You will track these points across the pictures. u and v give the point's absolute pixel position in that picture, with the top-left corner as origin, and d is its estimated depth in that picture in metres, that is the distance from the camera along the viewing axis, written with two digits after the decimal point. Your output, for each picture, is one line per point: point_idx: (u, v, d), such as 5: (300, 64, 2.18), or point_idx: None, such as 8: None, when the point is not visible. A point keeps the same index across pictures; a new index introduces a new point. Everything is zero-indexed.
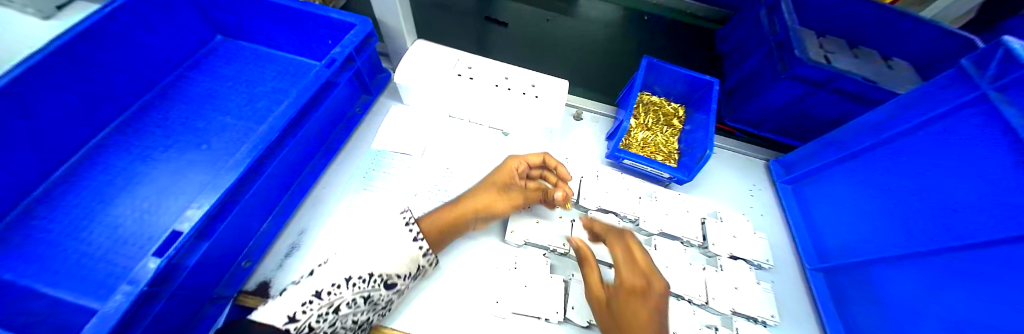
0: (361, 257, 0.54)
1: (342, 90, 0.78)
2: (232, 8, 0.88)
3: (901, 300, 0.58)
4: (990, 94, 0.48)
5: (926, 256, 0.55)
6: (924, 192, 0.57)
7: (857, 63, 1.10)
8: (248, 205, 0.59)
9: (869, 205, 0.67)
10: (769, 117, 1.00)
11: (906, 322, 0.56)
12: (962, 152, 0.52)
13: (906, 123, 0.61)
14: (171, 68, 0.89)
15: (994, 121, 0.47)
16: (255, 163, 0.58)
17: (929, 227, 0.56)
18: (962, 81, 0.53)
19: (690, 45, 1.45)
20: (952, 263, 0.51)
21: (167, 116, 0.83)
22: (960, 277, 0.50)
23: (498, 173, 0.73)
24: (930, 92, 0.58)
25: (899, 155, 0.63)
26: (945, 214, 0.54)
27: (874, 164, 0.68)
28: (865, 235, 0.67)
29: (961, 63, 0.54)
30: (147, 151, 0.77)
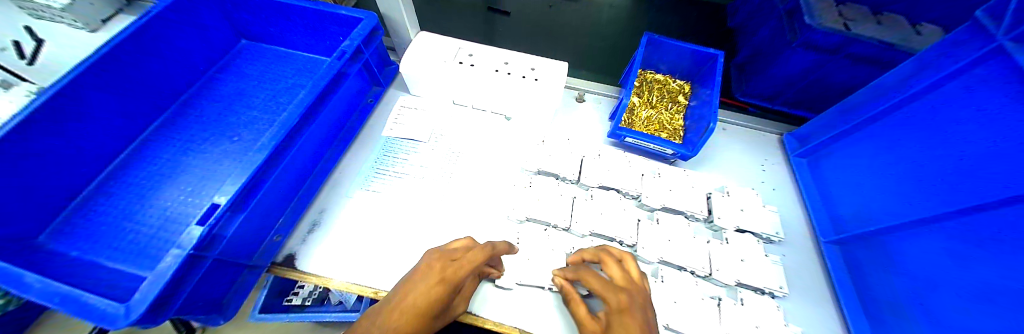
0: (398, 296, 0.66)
1: (353, 81, 0.83)
2: (255, 12, 0.96)
3: (924, 268, 0.55)
4: (1004, 46, 0.46)
5: (947, 219, 0.52)
6: (946, 155, 0.54)
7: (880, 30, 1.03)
8: (276, 184, 0.66)
9: (893, 170, 0.64)
10: (781, 91, 0.96)
11: (928, 289, 0.54)
12: (983, 109, 0.49)
13: (927, 80, 0.58)
14: (204, 70, 0.99)
15: (1015, 71, 0.45)
16: (280, 145, 0.64)
17: (949, 191, 0.53)
18: (982, 33, 0.51)
19: (699, 22, 1.41)
20: (972, 223, 0.49)
21: (201, 113, 0.93)
22: (987, 243, 0.46)
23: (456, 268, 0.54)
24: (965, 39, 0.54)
25: (925, 115, 0.59)
26: (966, 177, 0.51)
27: (899, 127, 0.64)
28: (885, 204, 0.64)
29: (975, 15, 0.53)
30: (186, 144, 0.86)
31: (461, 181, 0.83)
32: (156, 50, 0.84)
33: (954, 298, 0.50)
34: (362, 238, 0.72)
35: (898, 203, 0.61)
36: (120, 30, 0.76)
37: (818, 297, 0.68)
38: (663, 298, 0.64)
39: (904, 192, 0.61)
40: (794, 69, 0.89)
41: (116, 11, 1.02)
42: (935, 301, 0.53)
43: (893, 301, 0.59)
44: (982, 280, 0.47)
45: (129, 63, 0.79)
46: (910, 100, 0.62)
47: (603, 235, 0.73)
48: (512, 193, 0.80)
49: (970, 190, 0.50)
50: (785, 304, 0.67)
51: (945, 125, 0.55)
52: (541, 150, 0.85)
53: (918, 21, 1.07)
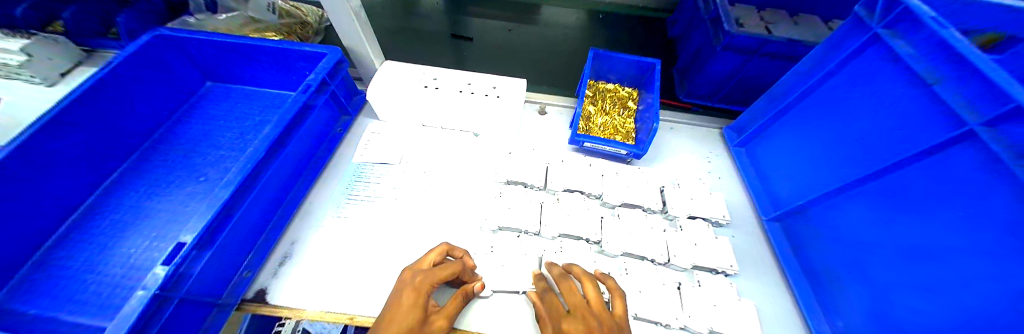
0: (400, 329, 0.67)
1: (320, 112, 0.86)
2: (219, 53, 0.98)
3: (853, 231, 0.63)
4: (881, 33, 0.58)
5: (863, 184, 0.61)
6: (853, 130, 0.64)
7: (795, 28, 1.24)
8: (243, 218, 0.66)
9: (812, 150, 0.73)
10: (717, 89, 1.08)
11: (858, 248, 0.61)
12: (876, 88, 0.60)
13: (827, 68, 0.70)
14: (168, 114, 0.99)
15: (893, 57, 0.56)
16: (246, 180, 0.65)
17: (860, 161, 0.62)
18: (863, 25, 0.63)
19: (645, 36, 1.56)
20: (884, 184, 0.57)
21: (166, 156, 0.92)
22: (902, 202, 0.54)
23: (401, 302, 0.55)
24: (852, 30, 0.65)
25: (829, 98, 0.70)
26: (872, 147, 0.60)
27: (811, 111, 0.74)
28: (810, 178, 0.73)
29: (856, 10, 0.64)
30: (151, 188, 0.85)
31: (433, 198, 0.86)
32: (116, 98, 0.84)
33: (881, 253, 0.57)
34: (336, 264, 0.72)
35: (820, 177, 0.70)
36: (79, 81, 0.76)
37: (767, 271, 0.75)
38: (628, 287, 0.68)
39: (821, 168, 0.70)
40: (724, 69, 1.02)
41: (77, 64, 1.02)
42: (864, 259, 0.60)
43: (830, 266, 0.67)
44: (897, 233, 0.54)
45: (92, 112, 0.79)
46: (817, 85, 0.73)
47: (570, 236, 0.77)
48: (482, 205, 0.84)
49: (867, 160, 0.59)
50: (739, 281, 0.73)
51: (847, 105, 0.66)
52: (508, 161, 0.90)
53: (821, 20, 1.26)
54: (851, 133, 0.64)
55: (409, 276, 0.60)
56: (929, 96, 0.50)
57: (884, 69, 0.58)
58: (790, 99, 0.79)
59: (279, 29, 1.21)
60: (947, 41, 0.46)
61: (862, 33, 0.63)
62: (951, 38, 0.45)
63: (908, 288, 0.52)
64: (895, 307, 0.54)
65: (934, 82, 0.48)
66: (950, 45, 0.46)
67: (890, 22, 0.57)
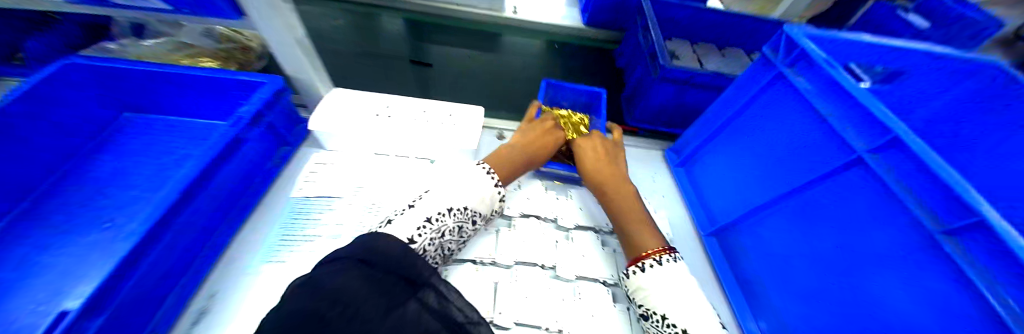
0: (450, 194, 0.72)
1: (254, 145, 0.79)
2: (139, 81, 0.89)
3: (774, 244, 0.70)
4: (785, 69, 0.68)
5: (777, 203, 0.69)
6: (768, 153, 0.73)
7: (721, 61, 1.43)
8: (148, 273, 0.57)
9: (739, 170, 0.81)
10: (658, 114, 1.18)
11: (779, 260, 0.68)
12: (781, 118, 0.70)
13: (746, 97, 0.79)
14: (75, 150, 0.87)
15: (793, 91, 0.66)
16: (155, 229, 0.57)
17: (778, 180, 0.70)
18: (769, 63, 0.74)
19: (595, 64, 1.69)
20: (795, 203, 0.65)
21: (64, 200, 0.79)
22: (810, 218, 0.62)
23: (534, 134, 0.94)
24: (761, 66, 0.76)
25: (749, 125, 0.79)
26: (785, 168, 0.68)
27: (735, 136, 0.83)
28: (740, 195, 0.81)
29: (765, 49, 0.75)
30: (39, 241, 0.71)
31: None
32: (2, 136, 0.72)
33: (798, 263, 0.64)
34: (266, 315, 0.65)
35: (748, 194, 0.78)
36: None
37: (705, 285, 0.81)
38: (582, 312, 0.69)
39: (748, 187, 0.78)
40: (662, 97, 1.12)
41: None
42: (786, 267, 0.67)
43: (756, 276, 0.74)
44: (811, 245, 0.62)
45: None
46: (738, 113, 0.82)
47: (525, 263, 0.76)
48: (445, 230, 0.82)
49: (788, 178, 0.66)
50: None
51: (762, 131, 0.75)
52: None
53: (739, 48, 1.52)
54: (769, 156, 0.72)
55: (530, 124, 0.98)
56: (824, 127, 0.59)
57: (790, 102, 0.67)
58: (720, 124, 0.87)
59: (216, 54, 1.11)
60: (836, 80, 0.56)
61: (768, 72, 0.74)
62: (840, 79, 0.55)
63: (825, 297, 0.58)
64: (812, 312, 0.60)
65: (825, 113, 0.58)
66: (838, 84, 0.56)
67: (792, 61, 0.66)
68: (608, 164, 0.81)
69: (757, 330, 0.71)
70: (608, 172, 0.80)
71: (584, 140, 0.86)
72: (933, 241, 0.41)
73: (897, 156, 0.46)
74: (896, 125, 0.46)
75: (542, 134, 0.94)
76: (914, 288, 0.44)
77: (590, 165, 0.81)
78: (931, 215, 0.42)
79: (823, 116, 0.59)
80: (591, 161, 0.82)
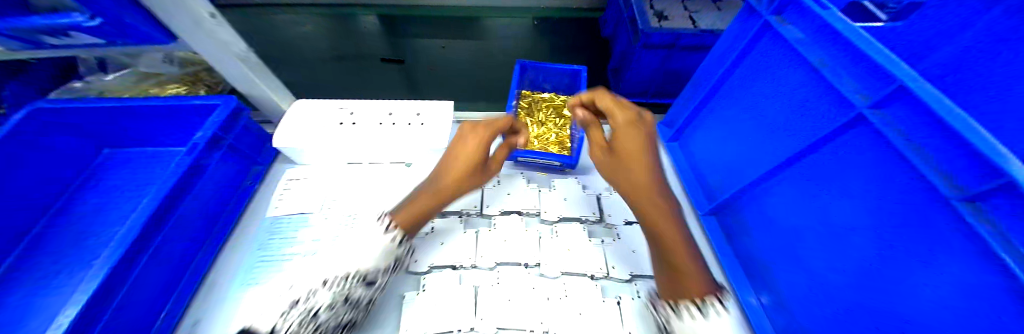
0: (342, 256, 0.62)
1: (219, 170, 0.77)
2: (105, 118, 0.89)
3: (780, 218, 0.63)
4: (770, 19, 0.58)
5: (777, 173, 0.62)
6: (762, 118, 0.64)
7: (717, 16, 1.29)
8: (125, 311, 0.57)
9: (734, 140, 0.73)
10: (647, 86, 1.09)
11: (785, 235, 0.62)
12: (773, 75, 0.61)
13: (732, 57, 0.70)
14: (57, 193, 0.89)
15: (780, 42, 0.57)
16: (120, 268, 0.56)
17: (774, 147, 0.62)
18: (752, 14, 0.64)
19: (579, 37, 1.58)
20: (796, 171, 0.58)
21: (56, 243, 0.82)
22: (812, 188, 0.55)
23: (462, 150, 0.71)
24: (745, 18, 0.65)
25: (740, 87, 0.70)
26: (781, 134, 0.60)
27: (725, 101, 0.75)
28: (737, 167, 0.73)
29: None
30: (40, 285, 0.76)
31: None
32: None
33: (804, 239, 0.58)
34: None
35: (745, 164, 0.70)
36: None
37: None
38: (568, 310, 0.65)
39: (744, 158, 0.70)
40: (649, 65, 1.02)
41: None
42: (794, 242, 0.60)
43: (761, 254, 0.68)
44: (812, 216, 0.55)
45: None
46: (727, 74, 0.73)
47: (507, 263, 0.73)
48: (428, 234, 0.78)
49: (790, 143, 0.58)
50: None
51: (753, 94, 0.66)
52: None
53: None
54: (764, 120, 0.64)
55: (467, 131, 0.74)
56: (819, 80, 0.50)
57: (778, 56, 0.58)
58: (707, 91, 0.79)
59: (183, 79, 1.10)
60: (829, 23, 0.47)
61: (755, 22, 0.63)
62: (841, 25, 0.46)
63: (837, 275, 0.52)
64: (823, 292, 0.54)
65: (819, 66, 0.49)
66: (833, 27, 0.47)
67: (777, 8, 0.57)
68: (659, 197, 0.59)
69: (758, 304, 0.69)
70: (654, 214, 0.58)
71: (637, 158, 0.61)
72: (949, 204, 0.34)
73: (904, 110, 0.38)
74: (904, 72, 0.37)
75: (471, 150, 0.71)
76: (931, 262, 0.38)
77: (639, 195, 0.60)
78: (948, 178, 0.34)
79: (817, 70, 0.50)
80: (644, 191, 0.59)
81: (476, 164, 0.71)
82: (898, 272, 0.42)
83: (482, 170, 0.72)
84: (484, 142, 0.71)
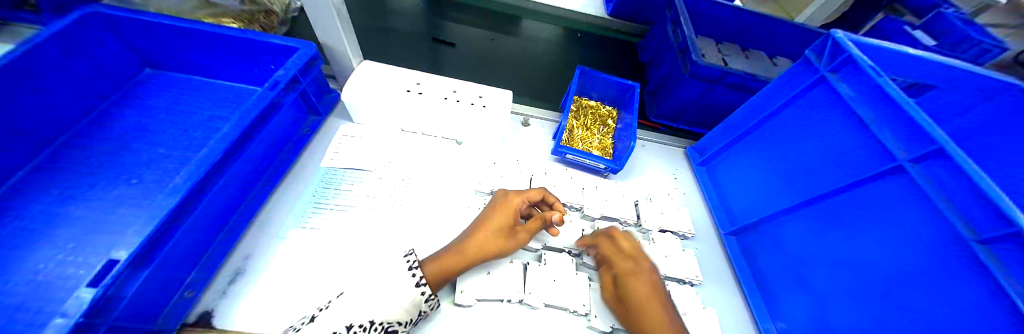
0: (361, 302, 0.55)
1: (286, 111, 0.79)
2: (165, 40, 0.87)
3: (794, 246, 0.73)
4: (827, 74, 0.68)
5: (802, 207, 0.72)
6: (797, 157, 0.75)
7: (746, 63, 1.42)
8: (190, 228, 0.58)
9: (766, 172, 0.82)
10: (682, 112, 1.19)
11: (800, 261, 0.71)
12: (817, 122, 0.70)
13: (781, 101, 0.79)
14: (95, 103, 0.84)
15: (833, 95, 0.67)
16: (199, 185, 0.57)
17: (803, 184, 0.72)
18: (808, 66, 0.74)
19: (616, 56, 1.68)
20: (824, 206, 0.67)
21: (89, 152, 0.77)
22: (835, 223, 0.65)
23: (496, 213, 0.71)
24: (801, 69, 0.76)
25: (782, 127, 0.80)
26: (815, 173, 0.70)
27: (763, 138, 0.84)
28: (765, 197, 0.82)
29: (806, 53, 0.75)
30: (69, 192, 0.70)
31: (412, 208, 0.82)
32: (40, 82, 0.71)
33: (818, 263, 0.67)
34: (303, 277, 0.66)
35: (773, 195, 0.80)
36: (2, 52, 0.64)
37: (722, 281, 0.85)
38: None
39: (772, 190, 0.80)
40: (689, 94, 1.12)
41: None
42: (808, 269, 0.69)
43: (775, 275, 0.77)
44: (834, 244, 0.65)
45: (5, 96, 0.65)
46: (770, 116, 0.82)
47: (553, 247, 0.80)
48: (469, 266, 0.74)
49: (818, 184, 0.68)
50: (702, 291, 0.81)
51: (794, 135, 0.76)
52: (493, 172, 0.91)
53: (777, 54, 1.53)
54: (799, 160, 0.74)
55: (503, 196, 0.75)
56: (867, 134, 0.60)
57: (828, 107, 0.68)
58: (748, 126, 0.88)
59: (238, 16, 1.10)
60: (881, 86, 0.56)
61: (809, 74, 0.74)
62: (886, 86, 0.55)
63: (848, 299, 0.61)
64: (833, 310, 0.63)
65: (868, 121, 0.59)
66: (883, 90, 0.56)
67: (835, 66, 0.67)
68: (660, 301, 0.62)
69: (774, 330, 0.74)
70: (656, 312, 0.60)
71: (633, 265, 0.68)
72: (967, 249, 0.44)
73: (940, 167, 0.47)
74: (940, 137, 0.47)
75: (505, 213, 0.71)
76: (944, 290, 0.47)
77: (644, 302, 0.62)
78: (966, 225, 0.44)
79: (865, 124, 0.60)
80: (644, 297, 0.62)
81: (508, 229, 0.69)
82: (914, 299, 0.51)
83: (511, 237, 0.70)
84: (518, 208, 0.73)
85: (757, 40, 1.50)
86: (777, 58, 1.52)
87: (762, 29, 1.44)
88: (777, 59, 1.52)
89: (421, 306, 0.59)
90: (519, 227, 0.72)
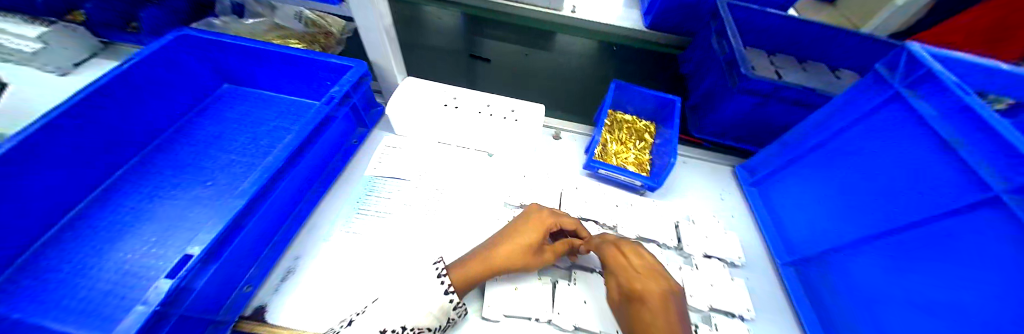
0: (393, 308, 0.57)
1: (338, 124, 0.87)
2: (242, 60, 1.00)
3: (865, 286, 0.63)
4: (903, 92, 0.60)
5: (873, 241, 0.63)
6: (870, 182, 0.65)
7: (802, 76, 1.30)
8: (254, 227, 0.64)
9: (834, 197, 0.73)
10: (729, 128, 1.11)
11: (874, 305, 0.61)
12: (898, 143, 0.61)
13: (847, 119, 0.71)
14: (180, 115, 0.98)
15: (912, 114, 0.58)
16: (262, 190, 0.63)
17: (876, 212, 0.63)
18: (878, 82, 0.65)
19: (654, 69, 1.62)
20: (900, 240, 0.58)
21: (177, 157, 0.90)
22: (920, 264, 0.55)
23: (527, 229, 0.70)
24: (867, 84, 0.67)
25: (849, 148, 0.71)
26: (892, 200, 0.61)
27: (825, 159, 0.76)
28: (832, 226, 0.72)
29: (875, 67, 0.66)
30: (154, 190, 0.82)
31: (443, 218, 0.84)
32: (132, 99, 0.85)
33: (893, 309, 0.58)
34: (341, 280, 0.70)
35: (843, 224, 0.70)
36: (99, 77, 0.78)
37: (779, 318, 0.75)
38: None
39: (839, 219, 0.71)
40: (736, 109, 1.04)
41: (93, 56, 1.05)
42: (881, 314, 0.60)
43: (844, 316, 0.67)
44: None
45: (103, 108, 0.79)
46: (835, 135, 0.74)
47: (584, 266, 0.77)
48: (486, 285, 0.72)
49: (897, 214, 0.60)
50: (754, 327, 0.73)
51: (864, 158, 0.67)
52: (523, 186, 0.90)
53: (839, 66, 1.39)
54: (872, 187, 0.65)
55: (535, 213, 0.74)
56: (949, 160, 0.51)
57: (904, 127, 0.60)
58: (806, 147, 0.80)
59: (303, 38, 1.23)
60: (970, 105, 0.47)
61: (879, 90, 0.65)
62: (974, 106, 0.46)
63: None
64: None
65: (954, 144, 0.50)
66: (971, 109, 0.47)
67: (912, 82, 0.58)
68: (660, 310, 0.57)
69: None
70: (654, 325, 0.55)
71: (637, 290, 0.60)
72: None
73: None
74: None
75: (537, 230, 0.69)
76: None
77: (654, 326, 0.55)
78: None
79: (952, 148, 0.50)
80: (658, 321, 0.55)
81: (536, 246, 0.68)
82: None
83: (538, 255, 0.68)
84: (548, 227, 0.71)
85: (815, 52, 1.37)
86: (841, 70, 1.38)
87: (822, 40, 1.32)
88: (841, 71, 1.37)
89: (449, 313, 0.60)
90: (546, 246, 0.70)
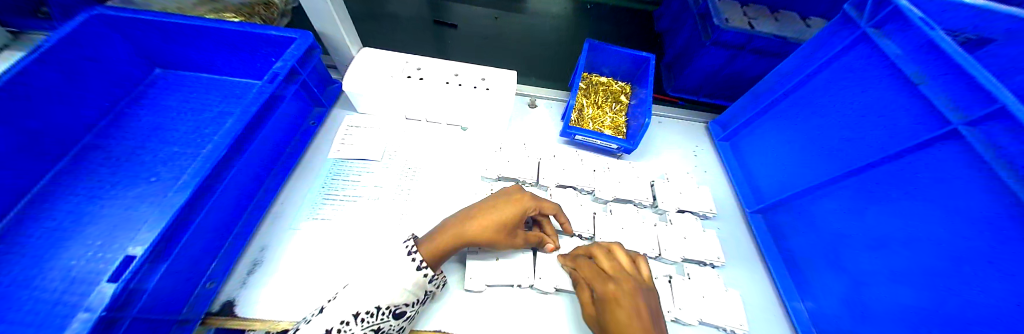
0: (366, 290, 0.54)
1: (289, 103, 0.79)
2: (167, 38, 0.87)
3: (827, 225, 0.67)
4: (869, 31, 0.60)
5: (835, 183, 0.66)
6: (834, 125, 0.67)
7: (775, 26, 1.28)
8: (205, 221, 0.59)
9: (799, 143, 0.75)
10: (703, 84, 1.10)
11: (835, 240, 0.65)
12: (863, 84, 0.61)
13: (815, 64, 0.71)
14: (109, 106, 0.86)
15: (879, 53, 0.58)
16: (208, 181, 0.57)
17: (838, 155, 0.65)
18: (847, 24, 0.65)
19: (630, 28, 1.57)
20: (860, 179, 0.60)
21: (110, 154, 0.80)
22: (875, 199, 0.58)
23: (506, 206, 0.65)
24: (838, 26, 0.67)
25: (816, 93, 0.71)
26: (853, 143, 0.63)
27: (793, 107, 0.77)
28: (797, 171, 0.75)
29: (845, 8, 0.65)
30: (93, 192, 0.73)
31: (417, 196, 0.81)
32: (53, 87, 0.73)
33: (853, 241, 0.62)
34: (315, 267, 0.67)
35: (807, 169, 0.72)
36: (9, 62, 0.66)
37: (746, 262, 0.80)
38: None
39: (804, 164, 0.73)
40: (710, 64, 1.03)
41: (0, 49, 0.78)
42: (842, 248, 0.64)
43: (804, 253, 0.72)
44: (872, 221, 0.59)
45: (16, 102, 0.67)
46: (802, 83, 0.74)
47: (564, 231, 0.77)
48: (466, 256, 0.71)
49: (855, 154, 0.62)
50: (724, 272, 0.77)
51: (831, 102, 0.68)
52: (498, 157, 0.87)
53: (809, 14, 1.38)
54: (835, 130, 0.66)
55: (518, 193, 0.68)
56: (916, 95, 0.52)
57: (871, 67, 0.60)
58: (776, 96, 0.80)
59: (239, 10, 1.08)
60: (935, 41, 0.48)
61: (848, 32, 0.65)
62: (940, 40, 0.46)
63: (887, 279, 0.56)
64: (868, 291, 0.58)
65: (917, 81, 0.51)
66: (937, 44, 0.48)
67: (878, 21, 0.58)
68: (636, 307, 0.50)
69: (802, 308, 0.70)
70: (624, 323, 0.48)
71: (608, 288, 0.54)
72: None
73: (1002, 128, 0.40)
74: (1004, 94, 0.39)
75: (516, 209, 0.64)
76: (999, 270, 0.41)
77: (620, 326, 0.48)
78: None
79: (914, 84, 0.52)
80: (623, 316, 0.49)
81: (512, 225, 0.64)
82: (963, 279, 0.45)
83: (512, 235, 0.64)
84: (529, 209, 0.66)
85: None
86: (811, 18, 1.37)
87: None
88: (811, 19, 1.37)
89: (425, 286, 0.59)
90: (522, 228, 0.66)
